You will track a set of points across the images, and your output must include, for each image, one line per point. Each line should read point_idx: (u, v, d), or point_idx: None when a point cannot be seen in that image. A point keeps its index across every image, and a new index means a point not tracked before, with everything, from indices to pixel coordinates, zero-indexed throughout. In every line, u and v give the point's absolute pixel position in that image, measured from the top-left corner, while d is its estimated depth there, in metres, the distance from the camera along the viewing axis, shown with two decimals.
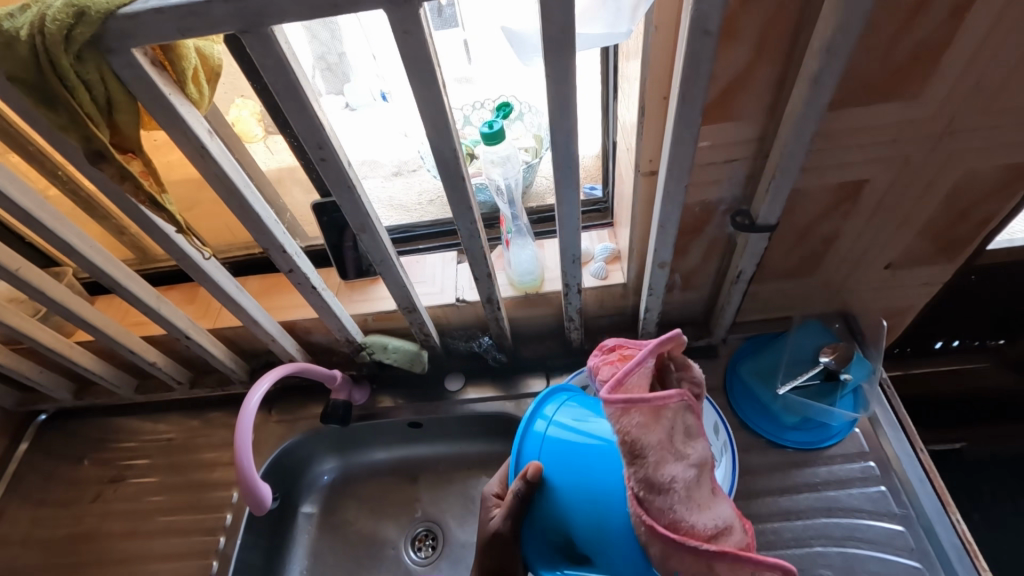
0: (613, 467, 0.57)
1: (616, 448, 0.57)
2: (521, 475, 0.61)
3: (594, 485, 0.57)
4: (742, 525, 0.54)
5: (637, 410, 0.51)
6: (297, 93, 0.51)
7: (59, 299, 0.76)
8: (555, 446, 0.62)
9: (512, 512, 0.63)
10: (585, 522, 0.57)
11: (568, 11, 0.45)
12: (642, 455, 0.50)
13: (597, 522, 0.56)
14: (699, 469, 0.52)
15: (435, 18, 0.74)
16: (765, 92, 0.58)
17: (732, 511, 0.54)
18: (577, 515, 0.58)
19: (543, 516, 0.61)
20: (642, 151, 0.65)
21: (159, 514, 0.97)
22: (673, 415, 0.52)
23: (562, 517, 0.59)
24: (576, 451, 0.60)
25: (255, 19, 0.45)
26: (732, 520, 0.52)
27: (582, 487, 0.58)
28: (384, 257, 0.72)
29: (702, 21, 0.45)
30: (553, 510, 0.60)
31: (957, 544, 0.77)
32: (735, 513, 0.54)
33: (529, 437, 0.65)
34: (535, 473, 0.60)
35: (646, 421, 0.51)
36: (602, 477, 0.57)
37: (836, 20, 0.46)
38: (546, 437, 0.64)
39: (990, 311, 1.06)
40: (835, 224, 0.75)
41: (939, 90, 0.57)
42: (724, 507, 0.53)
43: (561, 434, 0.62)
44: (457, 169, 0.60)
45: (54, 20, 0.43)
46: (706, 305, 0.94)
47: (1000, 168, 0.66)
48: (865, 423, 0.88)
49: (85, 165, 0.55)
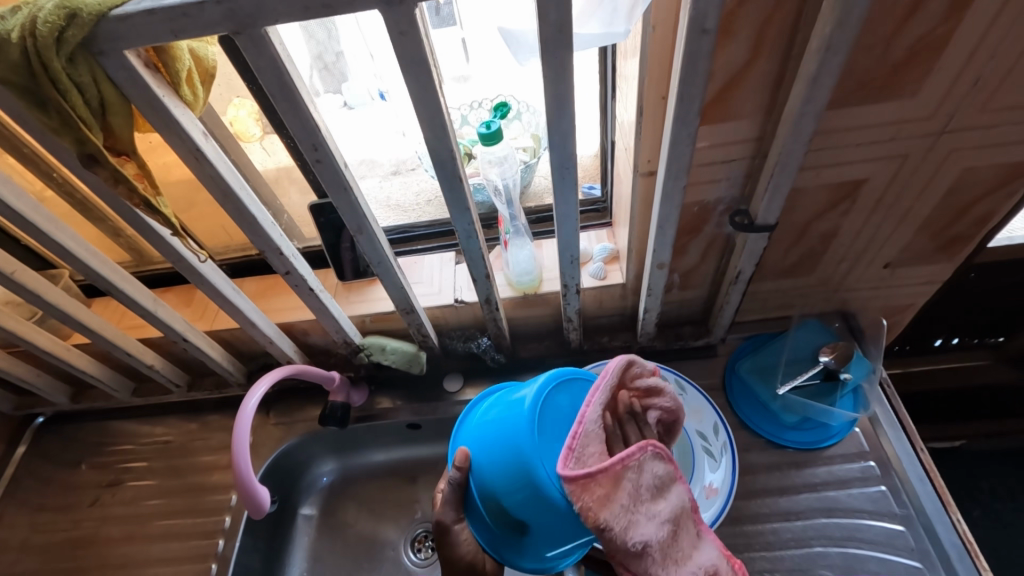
0: (519, 421, 0.59)
1: (519, 406, 0.60)
2: (453, 464, 0.65)
3: (505, 448, 0.59)
4: (729, 565, 0.58)
5: (597, 483, 0.53)
6: (292, 95, 0.50)
7: (55, 303, 0.76)
8: (478, 429, 0.65)
9: (454, 499, 0.66)
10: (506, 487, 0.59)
11: (564, 11, 0.45)
12: (606, 525, 0.53)
13: (513, 480, 0.58)
14: (671, 522, 0.56)
15: (433, 17, 0.72)
16: (763, 91, 0.58)
17: (718, 549, 0.58)
18: (500, 482, 0.60)
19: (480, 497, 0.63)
20: (640, 151, 0.65)
21: (158, 517, 0.97)
22: (635, 474, 0.55)
23: (490, 491, 0.61)
24: (492, 423, 0.63)
25: (248, 20, 0.44)
26: (717, 560, 0.57)
27: (496, 454, 0.60)
28: (381, 259, 0.71)
29: (700, 21, 0.45)
30: (483, 487, 0.62)
31: (957, 544, 0.77)
32: (721, 551, 0.58)
33: (463, 429, 0.70)
34: (463, 459, 0.63)
35: (609, 489, 0.53)
36: (510, 436, 0.59)
37: (834, 19, 0.45)
38: (474, 422, 0.67)
39: (990, 309, 1.05)
40: (834, 224, 0.75)
41: (938, 89, 0.57)
42: (709, 548, 0.58)
43: (483, 415, 0.66)
44: (454, 170, 0.59)
45: (46, 22, 0.42)
46: (705, 305, 0.94)
47: (999, 167, 0.66)
48: (865, 422, 0.88)
49: (79, 169, 0.54)
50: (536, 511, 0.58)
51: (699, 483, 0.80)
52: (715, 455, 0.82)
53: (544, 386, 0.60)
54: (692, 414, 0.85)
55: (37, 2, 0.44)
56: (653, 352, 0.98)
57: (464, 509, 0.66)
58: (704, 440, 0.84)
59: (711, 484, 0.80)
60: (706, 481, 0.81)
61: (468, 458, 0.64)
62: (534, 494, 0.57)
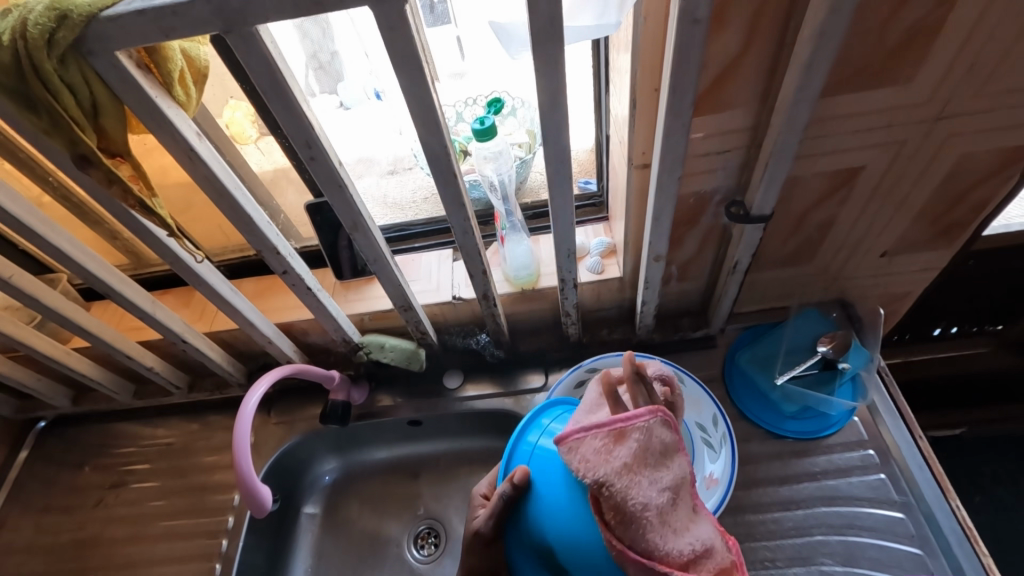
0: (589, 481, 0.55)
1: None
2: (509, 478, 0.62)
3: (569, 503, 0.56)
4: (725, 543, 0.52)
5: (599, 436, 0.49)
6: (284, 93, 0.50)
7: (53, 306, 0.76)
8: (548, 456, 0.61)
9: (496, 513, 0.64)
10: (558, 536, 0.57)
11: (554, 3, 0.45)
12: (606, 481, 0.48)
13: (568, 537, 0.55)
14: (675, 492, 0.49)
15: (427, 15, 0.72)
16: (757, 80, 0.58)
17: (713, 526, 0.51)
18: (554, 529, 0.57)
19: (524, 520, 0.62)
20: (635, 144, 0.65)
21: (161, 518, 0.97)
22: (636, 438, 0.48)
23: (541, 527, 0.59)
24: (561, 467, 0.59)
25: (238, 18, 0.45)
26: (713, 538, 0.50)
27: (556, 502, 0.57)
28: (378, 256, 0.71)
29: (691, 10, 0.45)
30: (534, 519, 0.60)
31: (957, 530, 0.77)
32: (716, 528, 0.52)
33: (527, 439, 0.66)
34: (521, 479, 0.61)
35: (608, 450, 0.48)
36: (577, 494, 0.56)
37: (825, 6, 0.45)
38: (535, 449, 0.63)
39: (988, 296, 1.06)
40: (830, 213, 0.75)
41: (930, 75, 0.57)
42: (706, 525, 0.51)
43: (551, 447, 0.61)
44: (448, 166, 0.59)
45: (36, 24, 0.43)
46: (703, 296, 0.94)
47: (994, 152, 0.66)
48: (864, 411, 0.88)
49: (73, 171, 0.54)
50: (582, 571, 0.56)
51: (700, 474, 0.82)
52: (716, 446, 0.83)
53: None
54: (691, 406, 0.86)
55: (28, 4, 0.44)
56: (652, 345, 0.98)
57: (502, 519, 0.65)
58: (704, 431, 0.85)
59: (712, 475, 0.81)
60: (707, 472, 0.82)
61: (526, 480, 0.61)
62: (587, 560, 0.55)
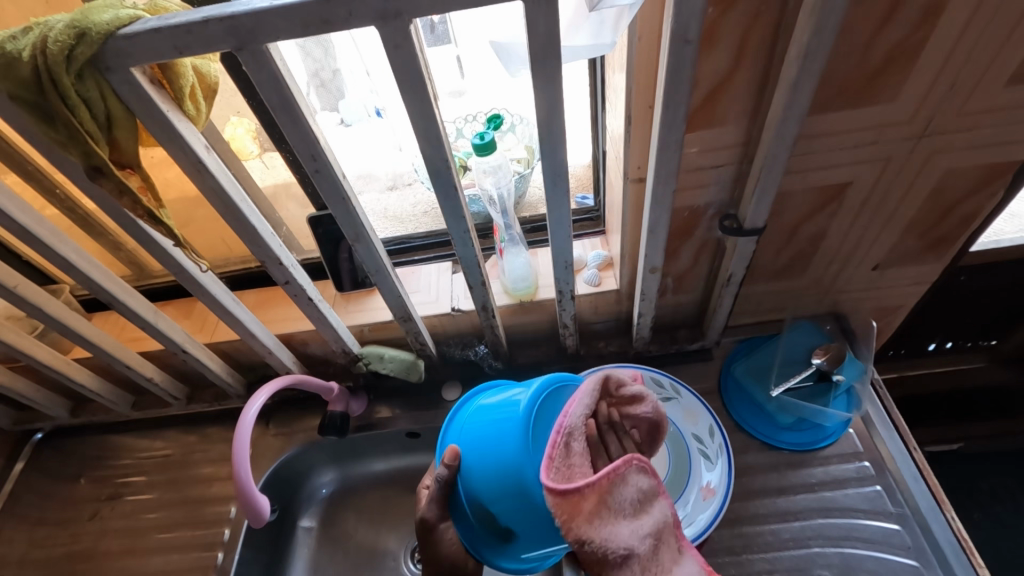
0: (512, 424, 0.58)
1: (512, 410, 0.59)
2: (442, 461, 0.63)
3: (496, 452, 0.59)
4: None
5: (583, 496, 0.51)
6: (291, 107, 0.52)
7: (58, 316, 0.77)
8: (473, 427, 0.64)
9: (438, 495, 0.65)
10: (495, 492, 0.59)
11: (552, 23, 0.47)
12: (589, 537, 0.51)
13: (503, 486, 0.58)
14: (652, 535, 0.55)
15: (428, 34, 0.75)
16: (747, 96, 0.60)
17: (698, 563, 0.56)
18: (490, 487, 0.59)
19: (466, 495, 0.62)
20: (630, 159, 0.66)
21: (157, 531, 0.97)
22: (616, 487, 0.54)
23: (478, 495, 0.60)
24: (483, 423, 0.62)
25: (249, 37, 0.46)
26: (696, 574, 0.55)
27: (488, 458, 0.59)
28: (379, 267, 0.73)
29: (683, 31, 0.47)
30: (472, 489, 0.61)
31: (953, 541, 0.77)
32: (701, 565, 0.56)
33: (455, 424, 0.68)
34: (453, 457, 0.62)
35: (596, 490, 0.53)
36: (501, 440, 0.59)
37: (811, 26, 0.47)
38: (466, 418, 0.65)
39: (980, 310, 1.07)
40: (821, 227, 0.77)
41: (914, 94, 0.59)
42: (689, 562, 0.56)
43: (478, 411, 0.64)
44: (448, 179, 0.61)
45: (56, 41, 0.45)
46: (698, 309, 0.95)
47: (979, 167, 0.68)
48: (859, 423, 0.89)
49: (84, 182, 0.56)
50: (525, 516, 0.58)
51: (696, 484, 0.81)
52: (712, 457, 0.83)
53: (540, 393, 0.58)
54: (688, 416, 0.86)
55: (48, 22, 0.46)
56: (649, 357, 0.99)
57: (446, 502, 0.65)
58: (701, 442, 0.84)
59: (708, 485, 0.81)
60: (704, 482, 0.82)
61: (457, 456, 0.62)
62: (523, 500, 0.57)
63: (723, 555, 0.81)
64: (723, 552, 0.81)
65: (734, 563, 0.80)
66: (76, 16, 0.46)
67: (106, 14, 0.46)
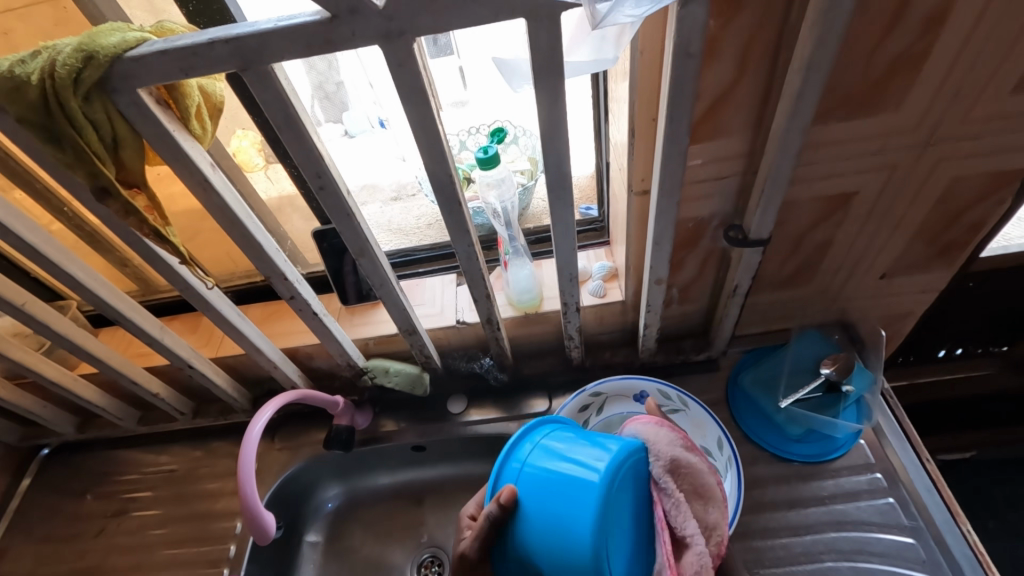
0: (581, 494, 0.54)
1: (591, 492, 0.54)
2: (494, 499, 0.58)
3: (567, 519, 0.55)
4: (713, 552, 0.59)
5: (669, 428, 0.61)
6: (295, 124, 0.52)
7: (65, 333, 0.77)
8: (531, 470, 0.59)
9: (483, 534, 0.60)
10: (555, 559, 0.55)
11: (555, 40, 0.47)
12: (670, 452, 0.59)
13: (569, 560, 0.54)
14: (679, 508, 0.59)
15: (430, 47, 0.75)
16: (750, 108, 0.60)
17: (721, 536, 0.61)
18: (545, 553, 0.56)
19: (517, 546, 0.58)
20: (634, 171, 0.66)
21: (163, 547, 0.96)
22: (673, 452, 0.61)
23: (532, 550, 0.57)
24: (556, 489, 0.56)
25: (254, 57, 0.47)
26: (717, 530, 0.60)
27: (556, 521, 0.55)
28: (384, 282, 0.73)
29: (686, 45, 0.47)
30: (525, 542, 0.57)
31: (969, 555, 0.76)
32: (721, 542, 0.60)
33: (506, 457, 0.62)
34: (509, 498, 0.57)
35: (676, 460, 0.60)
36: (570, 511, 0.55)
37: (812, 39, 0.48)
38: (521, 470, 0.60)
39: (990, 317, 1.06)
40: (827, 236, 0.76)
41: (917, 104, 0.59)
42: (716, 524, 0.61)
43: (539, 466, 0.58)
44: (453, 194, 0.61)
45: (64, 64, 0.45)
46: (704, 319, 0.95)
47: (986, 175, 0.67)
48: (870, 433, 0.88)
49: (90, 200, 0.56)
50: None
51: None
52: (721, 470, 0.83)
53: (614, 472, 0.55)
54: (696, 429, 0.86)
55: (56, 46, 0.46)
56: (654, 368, 0.99)
57: (489, 545, 0.60)
58: (709, 455, 0.84)
59: None
60: None
61: (513, 500, 0.57)
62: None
63: (732, 569, 0.80)
64: (733, 566, 0.80)
65: None
66: (83, 39, 0.46)
67: (113, 37, 0.46)
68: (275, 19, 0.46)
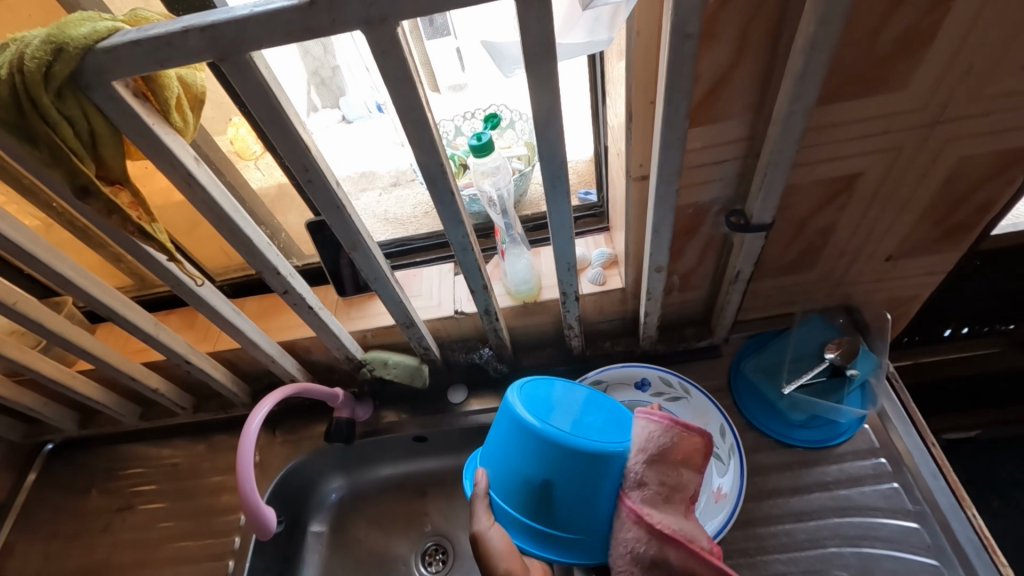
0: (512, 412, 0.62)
1: (503, 406, 0.65)
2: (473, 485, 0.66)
3: (505, 429, 0.64)
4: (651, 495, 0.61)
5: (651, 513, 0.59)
6: (278, 114, 0.50)
7: (59, 331, 0.76)
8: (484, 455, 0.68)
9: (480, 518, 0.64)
10: (517, 461, 0.62)
11: (544, 21, 0.45)
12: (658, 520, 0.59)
13: (521, 454, 0.61)
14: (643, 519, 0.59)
15: (426, 28, 0.72)
16: (752, 89, 0.57)
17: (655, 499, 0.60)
18: (509, 462, 0.63)
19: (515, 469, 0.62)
20: (632, 156, 0.64)
21: (169, 541, 0.97)
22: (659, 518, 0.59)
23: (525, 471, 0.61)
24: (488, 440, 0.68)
25: (232, 47, 0.45)
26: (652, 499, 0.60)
27: (505, 452, 0.63)
28: (378, 274, 0.71)
29: (682, 25, 0.45)
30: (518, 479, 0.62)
31: (975, 540, 0.75)
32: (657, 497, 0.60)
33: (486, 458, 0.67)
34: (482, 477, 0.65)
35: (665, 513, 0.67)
36: (506, 435, 0.64)
37: (816, 17, 0.45)
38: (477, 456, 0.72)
39: (999, 296, 1.04)
40: (832, 220, 0.74)
41: (926, 83, 0.57)
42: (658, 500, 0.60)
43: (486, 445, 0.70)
44: (445, 184, 0.59)
45: (33, 57, 0.43)
46: (707, 305, 0.93)
47: (996, 154, 0.65)
48: (874, 418, 0.87)
49: (70, 197, 0.54)
50: (560, 471, 0.59)
51: (707, 488, 0.80)
52: (724, 459, 0.82)
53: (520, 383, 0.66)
54: (698, 417, 0.85)
55: (25, 38, 0.45)
56: (656, 355, 0.97)
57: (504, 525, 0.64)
58: (712, 443, 0.83)
59: (720, 489, 0.79)
60: (715, 486, 0.80)
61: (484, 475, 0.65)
62: (540, 448, 0.60)
63: (737, 556, 0.79)
64: (737, 554, 0.80)
65: (748, 564, 0.79)
66: (52, 31, 0.44)
67: (84, 28, 0.44)
68: (251, 6, 0.44)
